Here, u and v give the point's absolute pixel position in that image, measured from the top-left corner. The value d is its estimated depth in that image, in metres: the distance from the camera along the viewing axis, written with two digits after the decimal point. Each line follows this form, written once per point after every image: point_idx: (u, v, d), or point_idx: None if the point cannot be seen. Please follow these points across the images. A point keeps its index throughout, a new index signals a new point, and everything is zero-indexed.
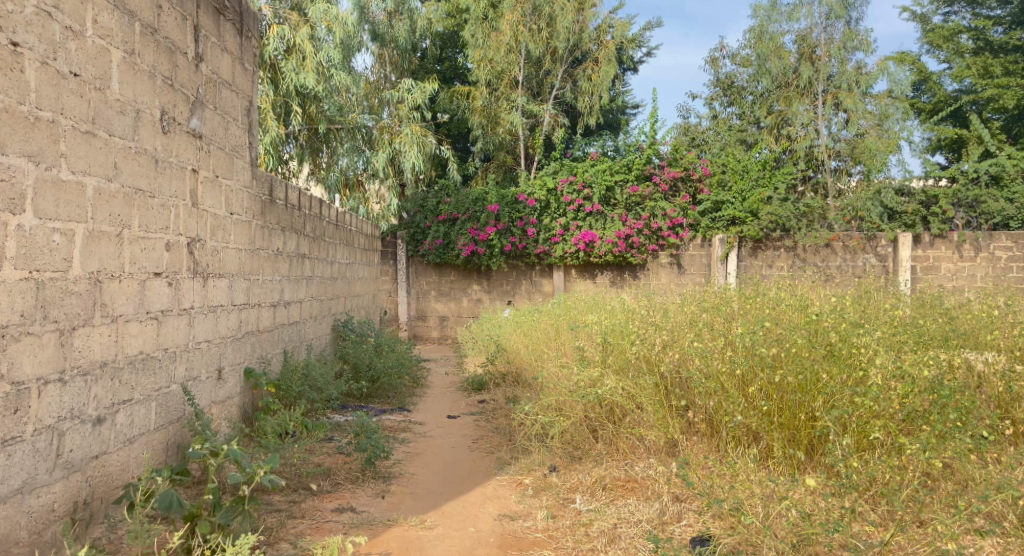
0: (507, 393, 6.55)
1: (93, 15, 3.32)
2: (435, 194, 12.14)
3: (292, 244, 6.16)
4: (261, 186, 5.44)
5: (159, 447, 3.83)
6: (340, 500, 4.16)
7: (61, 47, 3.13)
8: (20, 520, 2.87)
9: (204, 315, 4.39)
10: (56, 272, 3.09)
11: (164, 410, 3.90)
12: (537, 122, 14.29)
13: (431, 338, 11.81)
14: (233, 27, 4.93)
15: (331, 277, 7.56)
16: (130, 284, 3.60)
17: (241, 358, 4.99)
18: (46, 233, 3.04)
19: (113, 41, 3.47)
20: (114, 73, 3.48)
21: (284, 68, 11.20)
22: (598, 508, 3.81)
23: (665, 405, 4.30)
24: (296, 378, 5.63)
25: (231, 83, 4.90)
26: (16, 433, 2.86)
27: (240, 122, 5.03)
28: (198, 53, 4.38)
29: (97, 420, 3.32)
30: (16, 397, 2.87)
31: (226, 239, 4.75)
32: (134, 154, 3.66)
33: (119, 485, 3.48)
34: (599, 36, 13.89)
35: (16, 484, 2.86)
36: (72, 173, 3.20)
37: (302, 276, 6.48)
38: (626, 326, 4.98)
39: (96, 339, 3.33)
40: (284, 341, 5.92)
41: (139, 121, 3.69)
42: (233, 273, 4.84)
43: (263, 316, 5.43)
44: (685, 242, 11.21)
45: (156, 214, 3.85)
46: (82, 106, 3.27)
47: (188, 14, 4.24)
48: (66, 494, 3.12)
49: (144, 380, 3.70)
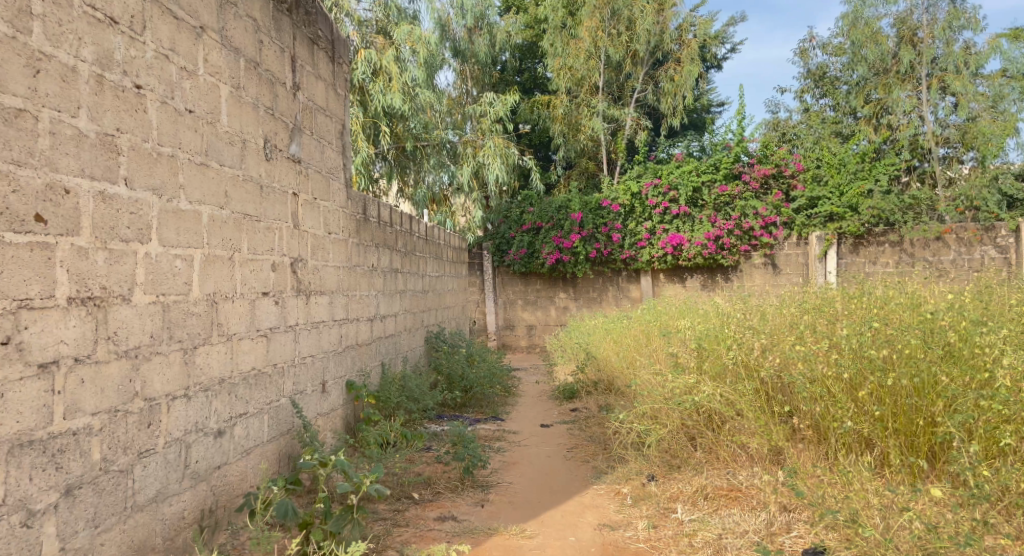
0: (600, 401, 6.60)
1: (204, 54, 3.55)
2: (519, 205, 12.40)
3: (386, 260, 6.38)
4: (355, 205, 5.66)
5: (272, 457, 4.05)
6: (441, 508, 4.29)
7: (178, 86, 3.35)
8: (156, 527, 3.04)
9: (308, 331, 4.61)
10: (179, 295, 3.30)
11: (275, 422, 4.12)
12: (618, 126, 14.27)
13: (519, 347, 11.95)
14: (326, 55, 5.17)
15: (423, 290, 7.78)
16: (242, 304, 3.82)
17: (343, 371, 5.21)
18: (169, 259, 3.23)
19: (221, 78, 3.72)
20: (222, 107, 3.72)
21: (372, 90, 11.51)
22: (701, 518, 3.80)
23: (767, 411, 4.24)
24: (394, 389, 5.84)
25: (326, 109, 5.14)
26: (150, 446, 3.02)
27: (334, 145, 5.26)
28: (295, 82, 4.62)
29: (217, 432, 3.53)
30: (149, 412, 3.02)
31: (326, 258, 4.98)
32: (241, 181, 3.89)
33: (238, 494, 3.69)
34: (681, 35, 13.76)
35: (151, 494, 3.01)
36: (190, 203, 3.42)
37: (396, 290, 6.69)
38: (721, 331, 4.90)
39: (214, 356, 3.55)
40: (382, 354, 6.13)
41: (245, 150, 3.93)
42: (332, 289, 5.05)
43: (362, 330, 5.65)
44: (780, 242, 10.98)
45: (262, 237, 4.08)
46: (197, 140, 3.50)
47: (286, 46, 4.47)
48: (194, 502, 3.32)
49: (256, 394, 3.92)
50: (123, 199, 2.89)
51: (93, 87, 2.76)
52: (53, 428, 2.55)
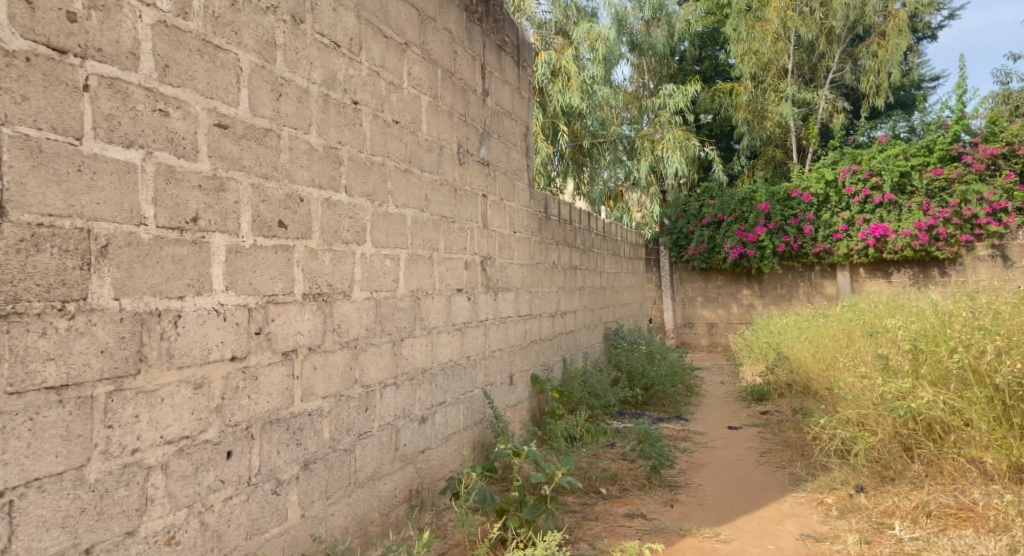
0: (795, 405, 6.40)
1: (408, 68, 3.84)
2: (698, 198, 12.15)
3: (566, 257, 6.54)
4: (538, 204, 5.85)
5: (468, 445, 4.31)
6: (630, 505, 4.36)
7: (386, 100, 3.64)
8: (374, 502, 3.35)
9: (497, 326, 4.84)
10: (389, 291, 3.59)
11: (470, 411, 4.37)
12: (811, 110, 13.66)
13: (699, 346, 11.73)
14: (512, 60, 5.39)
15: (601, 287, 7.89)
16: (440, 299, 4.09)
17: (528, 365, 5.41)
18: (380, 258, 3.53)
19: (422, 89, 4.00)
20: (423, 116, 4.00)
21: (551, 90, 11.67)
22: (926, 537, 3.62)
23: (1003, 423, 3.94)
24: (577, 385, 5.99)
25: (512, 112, 5.35)
26: (367, 428, 3.33)
27: (519, 147, 5.46)
28: (485, 88, 4.86)
29: (421, 419, 3.81)
30: (366, 398, 3.33)
31: (512, 256, 5.19)
32: (439, 185, 4.16)
33: (440, 478, 3.98)
34: (886, 7, 13.11)
35: (369, 472, 3.32)
36: (397, 207, 3.71)
37: (576, 286, 6.84)
38: (941, 332, 4.63)
39: (417, 348, 3.83)
40: (563, 349, 6.30)
41: (442, 155, 4.20)
42: (517, 286, 5.27)
43: (545, 326, 5.84)
44: (1012, 229, 10.04)
45: (457, 236, 4.34)
46: (402, 148, 3.78)
47: (477, 54, 4.72)
48: (403, 483, 3.61)
49: (453, 385, 4.18)
50: (344, 205, 3.20)
51: (320, 105, 3.05)
52: (295, 408, 2.83)
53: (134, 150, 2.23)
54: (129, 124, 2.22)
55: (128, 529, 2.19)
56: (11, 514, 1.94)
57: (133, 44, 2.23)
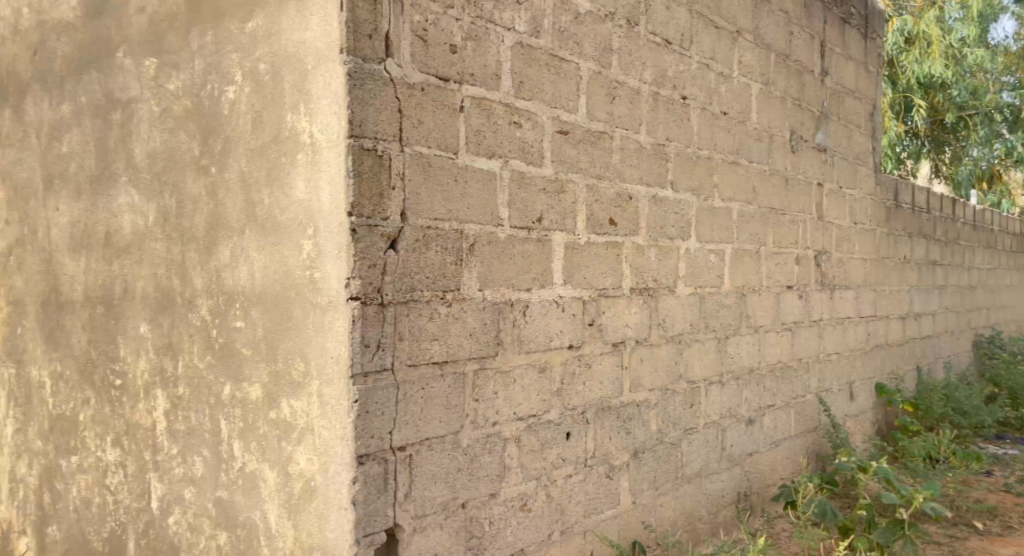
0: None
1: (739, 56, 3.78)
2: None
3: (922, 251, 5.97)
4: (886, 192, 5.40)
5: (801, 454, 4.19)
6: (1015, 546, 3.85)
7: (715, 92, 3.60)
8: (701, 499, 3.40)
9: (833, 327, 4.61)
10: (714, 287, 3.58)
11: (803, 417, 4.23)
12: None
13: None
14: (858, 34, 5.04)
15: (970, 286, 7.03)
16: (768, 297, 4.01)
17: (872, 371, 5.07)
18: (704, 254, 3.51)
19: (753, 76, 3.91)
20: (753, 105, 3.92)
21: (904, 60, 10.26)
22: None
23: None
24: (938, 397, 5.44)
25: (855, 91, 4.99)
26: (694, 424, 3.37)
27: (863, 129, 5.09)
28: (824, 68, 4.60)
29: (749, 420, 3.77)
30: (692, 394, 3.38)
31: (852, 250, 4.89)
32: (768, 176, 4.05)
33: (772, 484, 3.93)
34: None
35: (696, 469, 3.38)
36: (723, 201, 3.66)
37: (934, 284, 6.22)
38: None
39: (744, 347, 3.79)
40: (915, 355, 5.80)
41: (773, 145, 4.08)
42: (858, 283, 4.95)
43: (891, 328, 5.40)
44: None
45: (787, 229, 4.20)
46: (730, 141, 3.73)
47: (816, 33, 4.51)
48: (732, 484, 3.63)
49: (783, 388, 4.07)
50: (670, 201, 3.27)
51: (650, 104, 3.15)
52: (624, 397, 2.98)
53: (495, 160, 2.43)
54: (492, 136, 2.43)
55: (492, 490, 2.42)
56: (410, 466, 2.16)
57: (496, 66, 2.45)
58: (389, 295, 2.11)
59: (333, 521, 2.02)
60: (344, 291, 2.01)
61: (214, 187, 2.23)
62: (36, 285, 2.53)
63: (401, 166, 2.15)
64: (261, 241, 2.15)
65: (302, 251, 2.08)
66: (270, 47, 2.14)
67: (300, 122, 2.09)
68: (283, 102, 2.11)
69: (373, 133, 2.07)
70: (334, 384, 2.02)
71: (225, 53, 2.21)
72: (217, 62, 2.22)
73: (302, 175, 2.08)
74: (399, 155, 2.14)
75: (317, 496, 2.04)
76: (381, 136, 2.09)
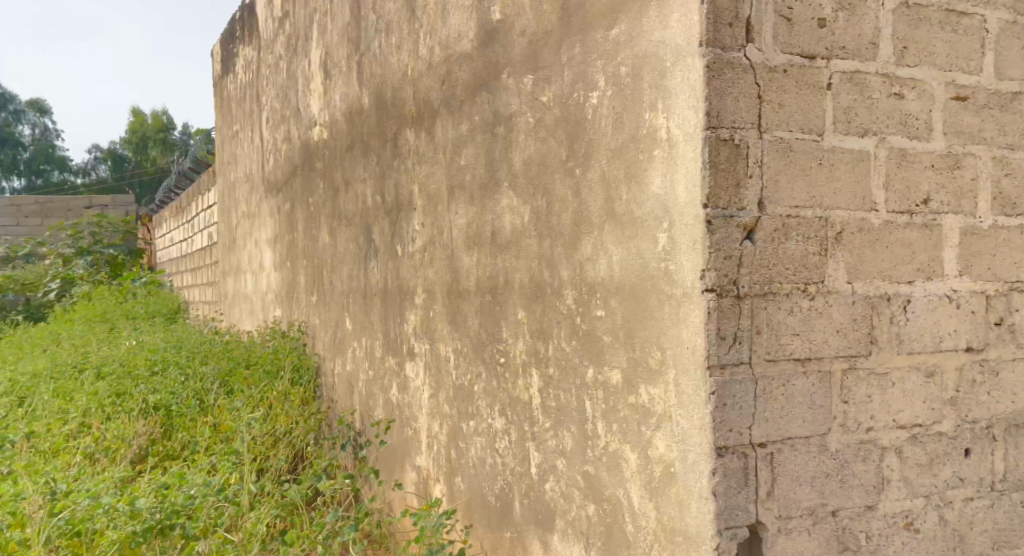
0: None
1: None
2: None
3: None
4: None
5: None
6: None
7: None
8: None
9: None
10: None
11: None
12: None
13: None
14: None
15: None
16: None
17: None
18: None
19: None
20: None
21: None
22: None
23: None
24: None
25: None
26: None
27: None
28: None
29: None
30: None
31: None
32: None
33: None
34: None
35: None
36: None
37: None
38: None
39: None
40: None
41: None
42: None
43: None
44: None
45: None
46: None
47: None
48: None
49: None
50: None
51: None
52: None
53: (868, 138, 2.00)
54: (867, 113, 2.00)
55: (869, 503, 1.96)
56: (774, 464, 1.84)
57: (873, 34, 2.01)
58: (749, 286, 1.83)
59: (694, 509, 1.82)
60: (698, 283, 1.81)
61: (579, 188, 2.16)
62: (442, 277, 2.86)
63: (759, 156, 1.86)
64: (619, 236, 2.03)
65: (658, 244, 1.92)
66: (632, 50, 1.98)
67: (658, 119, 1.91)
68: (643, 101, 1.95)
69: (731, 122, 1.81)
70: (692, 373, 1.82)
71: (591, 62, 2.11)
72: (584, 71, 2.14)
73: (659, 170, 1.91)
74: (759, 143, 1.85)
75: (676, 482, 1.86)
76: (740, 125, 1.82)
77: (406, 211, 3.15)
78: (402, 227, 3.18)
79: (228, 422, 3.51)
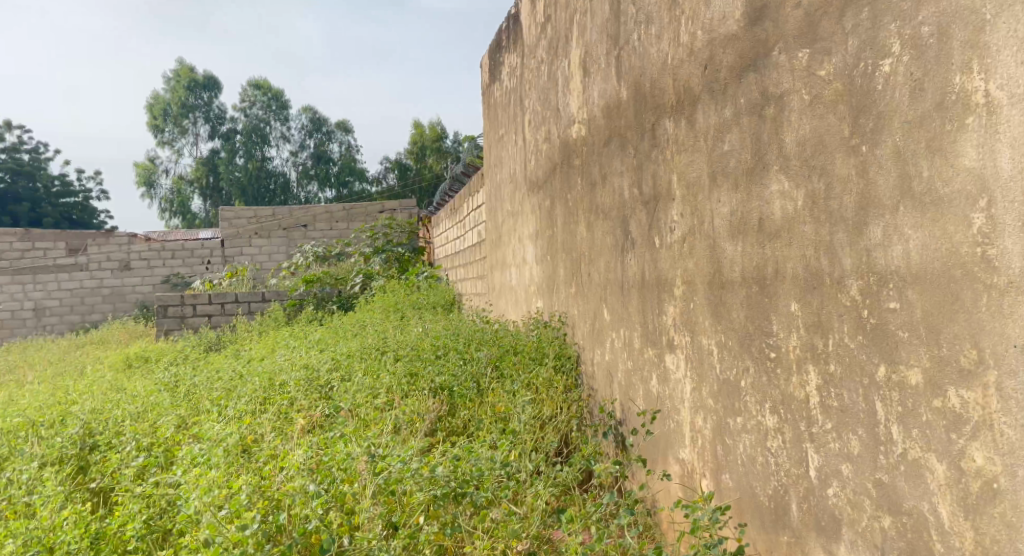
0: None
1: None
2: None
3: None
4: None
5: None
6: None
7: None
8: None
9: None
10: None
11: None
12: None
13: None
14: None
15: None
16: None
17: None
18: None
19: None
20: None
21: None
22: None
23: None
24: None
25: None
26: None
27: None
28: None
29: None
30: None
31: None
32: None
33: None
34: None
35: None
36: None
37: None
38: None
39: None
40: None
41: None
42: None
43: None
44: None
45: None
46: None
47: None
48: None
49: None
50: None
51: None
52: None
53: None
54: None
55: None
56: None
57: None
58: None
59: None
60: None
61: (865, 167, 1.97)
62: (704, 267, 2.76)
63: None
64: (919, 218, 1.82)
65: (973, 226, 1.70)
66: (937, 7, 1.75)
67: (974, 82, 1.69)
68: (951, 64, 1.73)
69: None
70: None
71: (879, 24, 1.90)
72: (874, 37, 1.92)
73: (974, 141, 1.69)
74: None
75: (1002, 500, 1.66)
76: None
77: (664, 201, 3.09)
78: (660, 218, 3.11)
79: (503, 404, 3.74)
